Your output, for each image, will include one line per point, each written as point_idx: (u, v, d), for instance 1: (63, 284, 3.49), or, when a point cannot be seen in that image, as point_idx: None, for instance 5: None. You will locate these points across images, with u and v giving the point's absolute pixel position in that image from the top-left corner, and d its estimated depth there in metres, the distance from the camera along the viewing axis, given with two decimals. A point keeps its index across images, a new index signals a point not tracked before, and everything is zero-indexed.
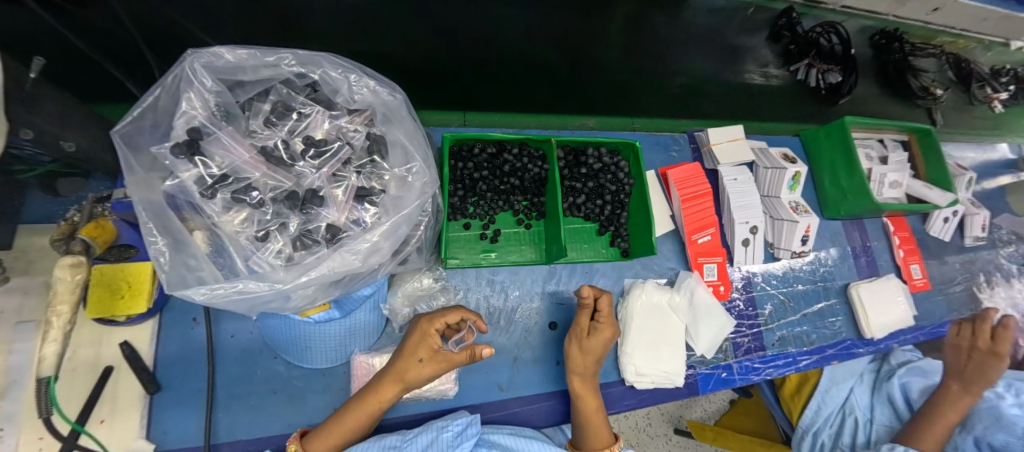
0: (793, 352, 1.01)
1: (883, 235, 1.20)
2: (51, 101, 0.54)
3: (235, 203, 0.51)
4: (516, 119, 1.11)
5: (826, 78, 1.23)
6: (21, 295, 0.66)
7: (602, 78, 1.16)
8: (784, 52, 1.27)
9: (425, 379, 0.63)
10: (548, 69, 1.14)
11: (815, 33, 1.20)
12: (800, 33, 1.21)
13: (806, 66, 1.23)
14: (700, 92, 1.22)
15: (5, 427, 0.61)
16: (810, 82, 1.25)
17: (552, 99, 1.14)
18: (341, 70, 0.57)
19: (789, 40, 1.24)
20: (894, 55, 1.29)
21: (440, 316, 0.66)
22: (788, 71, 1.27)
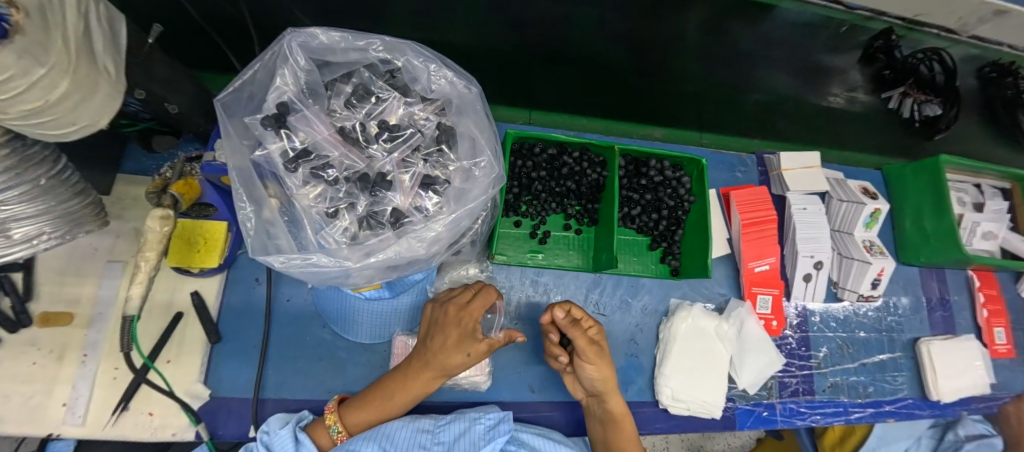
0: (845, 402, 0.94)
1: (966, 290, 1.08)
2: (162, 64, 0.58)
3: (313, 178, 0.53)
4: (576, 121, 1.26)
5: (922, 110, 1.12)
6: (114, 237, 0.74)
7: (672, 89, 1.15)
8: (877, 76, 1.11)
9: (468, 366, 0.64)
10: (615, 76, 1.12)
11: (917, 59, 1.03)
12: (898, 58, 1.02)
13: (900, 95, 1.11)
14: (772, 108, 1.22)
15: (90, 352, 0.69)
16: (903, 112, 1.15)
17: (614, 105, 1.22)
18: (423, 60, 0.58)
19: (884, 64, 1.06)
20: (1006, 91, 1.09)
21: (477, 305, 0.63)
22: (880, 97, 1.16)
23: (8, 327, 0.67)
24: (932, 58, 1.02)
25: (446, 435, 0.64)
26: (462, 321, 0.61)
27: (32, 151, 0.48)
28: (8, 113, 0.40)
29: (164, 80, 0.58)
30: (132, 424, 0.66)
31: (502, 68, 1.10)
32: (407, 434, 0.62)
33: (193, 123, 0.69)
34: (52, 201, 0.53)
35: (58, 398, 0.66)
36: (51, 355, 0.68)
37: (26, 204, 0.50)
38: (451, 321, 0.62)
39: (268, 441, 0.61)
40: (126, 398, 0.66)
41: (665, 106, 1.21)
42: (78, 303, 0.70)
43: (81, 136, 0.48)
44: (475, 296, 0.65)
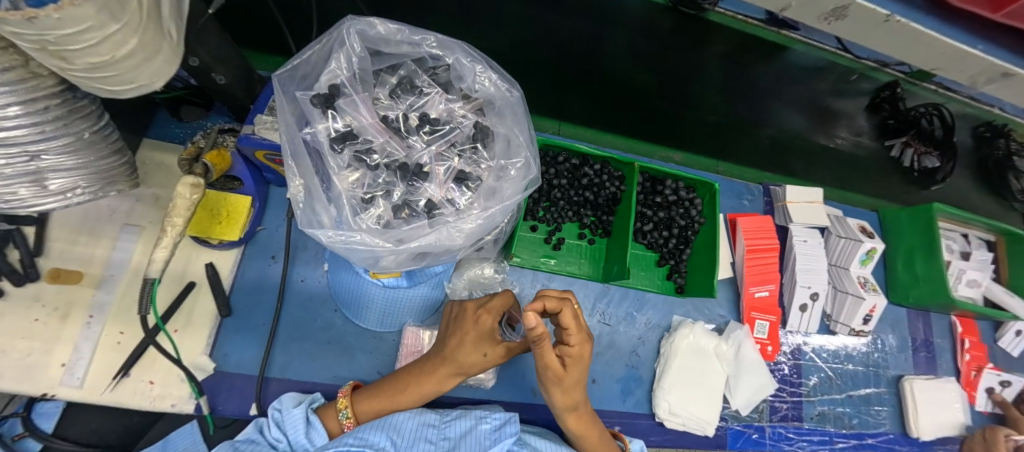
0: (830, 431, 0.97)
1: (949, 334, 1.13)
2: (216, 36, 0.59)
3: (355, 162, 0.56)
4: (606, 139, 1.19)
5: (922, 161, 1.19)
6: (133, 201, 0.73)
7: (696, 118, 1.17)
8: (881, 125, 1.21)
9: (483, 367, 0.64)
10: (644, 98, 1.14)
11: (918, 112, 1.13)
12: (901, 109, 1.14)
13: (901, 145, 1.19)
14: (788, 148, 1.23)
15: (96, 314, 0.67)
16: (903, 161, 1.22)
17: (639, 128, 1.19)
18: (471, 59, 0.59)
19: (888, 114, 1.17)
20: (997, 151, 1.19)
21: (498, 306, 0.64)
22: (882, 144, 1.23)
23: (14, 280, 0.65)
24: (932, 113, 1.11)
25: (453, 431, 0.63)
26: (481, 321, 0.62)
27: (80, 104, 0.49)
28: (74, 64, 0.40)
29: (215, 50, 0.59)
30: (130, 392, 0.65)
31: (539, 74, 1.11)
32: (412, 427, 0.61)
33: (231, 97, 0.70)
34: (90, 157, 0.53)
35: (57, 358, 0.64)
36: (54, 314, 0.66)
37: (66, 156, 0.50)
38: (469, 319, 0.63)
39: (280, 418, 0.61)
40: (128, 364, 0.65)
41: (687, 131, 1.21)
42: (88, 263, 0.69)
43: (137, 95, 0.48)
44: (498, 301, 0.64)
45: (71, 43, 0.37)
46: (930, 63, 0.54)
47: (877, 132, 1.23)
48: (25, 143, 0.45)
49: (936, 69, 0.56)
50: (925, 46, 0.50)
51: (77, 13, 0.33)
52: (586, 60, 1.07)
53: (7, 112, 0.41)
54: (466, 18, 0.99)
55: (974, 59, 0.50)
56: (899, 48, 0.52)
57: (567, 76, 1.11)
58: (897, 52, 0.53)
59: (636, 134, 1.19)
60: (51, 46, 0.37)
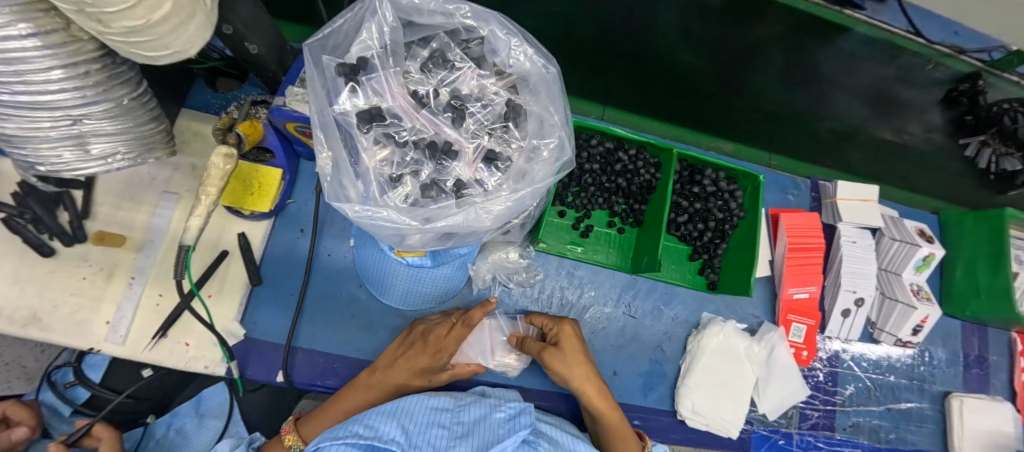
0: (863, 444, 0.92)
1: (1007, 352, 1.04)
2: (250, 5, 0.58)
3: (384, 139, 0.54)
4: None
5: (1000, 163, 1.07)
6: (172, 169, 0.75)
7: (749, 104, 1.12)
8: (958, 121, 1.10)
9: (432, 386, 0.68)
10: (694, 84, 1.08)
11: (999, 108, 1.00)
12: (980, 104, 1.03)
13: (978, 144, 1.07)
14: (852, 140, 1.14)
15: (137, 276, 0.70)
16: (978, 162, 1.10)
17: (687, 114, 1.16)
18: (506, 32, 0.56)
19: (965, 109, 1.07)
20: None
21: (445, 336, 0.64)
22: (956, 142, 1.12)
23: (65, 240, 0.68)
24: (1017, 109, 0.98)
25: (465, 416, 0.62)
26: (427, 339, 0.64)
27: (120, 70, 0.49)
28: (111, 27, 0.40)
29: (248, 19, 0.58)
30: (168, 352, 0.68)
31: (578, 50, 1.06)
32: (423, 411, 0.61)
33: (264, 68, 0.69)
34: (128, 123, 0.53)
35: (102, 316, 0.68)
36: (100, 273, 0.69)
37: (106, 121, 0.50)
38: (416, 341, 0.66)
39: None
40: (166, 325, 0.68)
41: (734, 120, 1.17)
42: (131, 228, 0.72)
43: (171, 61, 0.48)
44: (448, 330, 0.65)
45: (107, 5, 0.36)
46: None
47: (951, 128, 1.11)
48: (68, 107, 0.46)
49: None
50: None
51: None
52: (629, 40, 1.03)
53: (50, 75, 0.42)
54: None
55: None
56: None
57: (610, 59, 1.06)
58: None
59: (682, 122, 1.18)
60: (88, 8, 0.36)
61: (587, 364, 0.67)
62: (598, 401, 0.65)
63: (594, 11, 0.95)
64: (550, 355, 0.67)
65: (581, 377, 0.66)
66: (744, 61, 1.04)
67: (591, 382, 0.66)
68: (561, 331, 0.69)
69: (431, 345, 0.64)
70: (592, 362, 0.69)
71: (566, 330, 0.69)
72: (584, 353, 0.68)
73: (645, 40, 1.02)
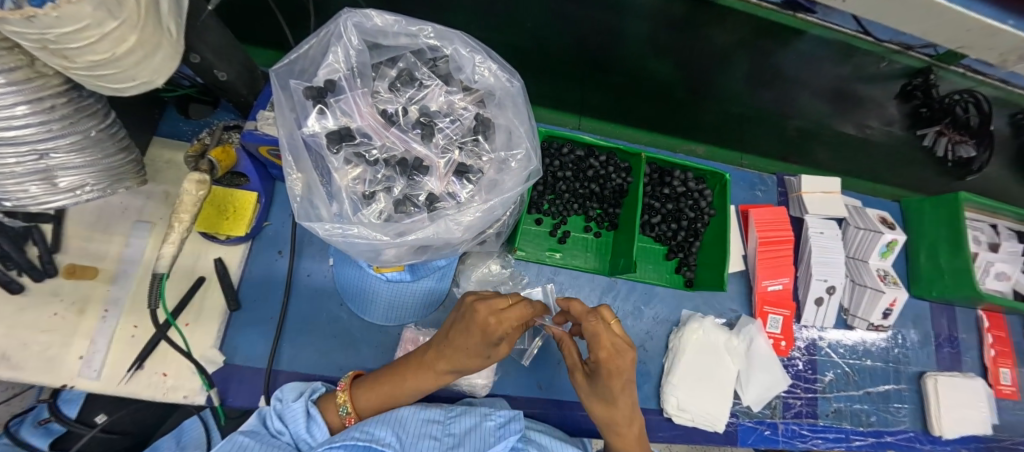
0: (847, 429, 0.94)
1: (975, 330, 1.09)
2: (216, 33, 0.59)
3: (354, 159, 0.55)
4: (626, 133, 1.12)
5: (956, 150, 1.14)
6: (144, 198, 0.75)
7: (717, 107, 1.15)
8: (914, 114, 1.17)
9: (484, 363, 0.61)
10: (664, 88, 1.12)
11: (952, 100, 1.09)
12: (934, 97, 1.10)
13: (935, 134, 1.15)
14: (816, 138, 1.19)
15: (110, 309, 0.69)
16: (936, 150, 1.18)
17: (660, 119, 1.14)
18: (470, 50, 0.59)
19: (920, 102, 1.13)
20: None
21: (502, 314, 0.54)
22: (914, 133, 1.20)
23: (34, 276, 0.67)
24: (967, 100, 1.07)
25: (457, 427, 0.63)
26: (477, 314, 0.54)
27: (87, 103, 0.50)
28: (76, 62, 0.40)
29: (216, 47, 0.59)
30: (145, 384, 0.67)
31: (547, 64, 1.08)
32: (416, 423, 0.62)
33: (235, 94, 0.70)
34: (97, 155, 0.54)
35: (75, 351, 0.66)
36: (72, 308, 0.68)
37: (74, 154, 0.50)
38: (467, 317, 0.56)
39: (281, 409, 0.60)
40: (142, 357, 0.67)
41: (709, 123, 1.16)
42: (103, 259, 0.71)
43: (138, 92, 0.49)
44: (505, 305, 0.55)
45: (70, 42, 0.37)
46: (957, 41, 0.51)
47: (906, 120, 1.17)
48: (35, 142, 0.46)
49: (963, 48, 0.53)
50: (953, 23, 0.47)
51: (75, 11, 0.33)
52: (601, 49, 1.06)
53: (14, 111, 0.42)
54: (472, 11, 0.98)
55: (1004, 35, 0.47)
56: (924, 26, 0.49)
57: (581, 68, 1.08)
58: (924, 30, 0.50)
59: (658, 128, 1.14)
60: (52, 45, 0.37)
61: (624, 405, 0.63)
62: (621, 438, 0.65)
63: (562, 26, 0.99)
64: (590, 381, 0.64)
65: (614, 415, 0.63)
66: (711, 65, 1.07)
67: (623, 420, 0.64)
68: (610, 367, 0.59)
69: (483, 324, 0.54)
70: (631, 400, 0.63)
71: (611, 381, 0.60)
72: (624, 395, 0.62)
73: (618, 47, 1.06)
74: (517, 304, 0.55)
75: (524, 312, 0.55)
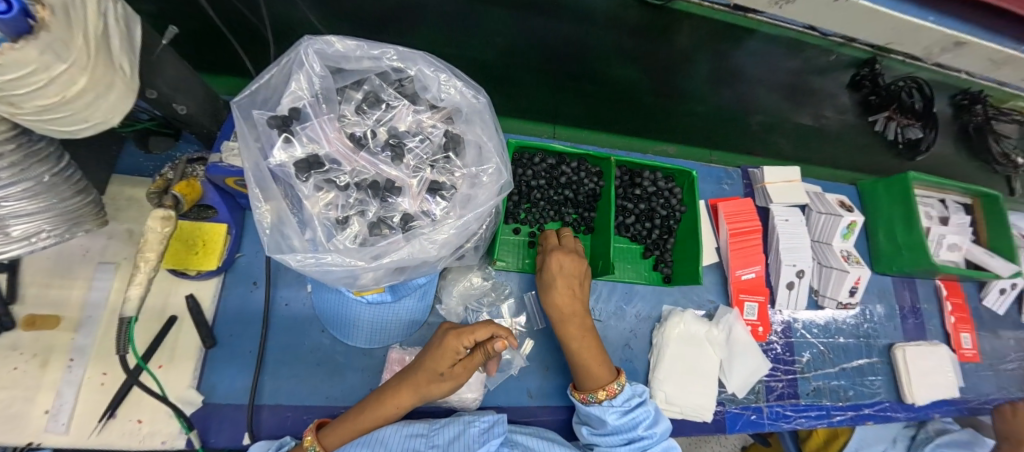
0: (827, 405, 0.98)
1: (936, 299, 1.15)
2: (172, 67, 0.58)
3: (325, 185, 0.55)
4: (598, 138, 1.25)
5: (905, 133, 1.21)
6: (106, 239, 0.72)
7: (684, 108, 1.22)
8: (864, 102, 1.22)
9: (443, 391, 0.63)
10: (632, 96, 1.18)
11: (898, 86, 1.14)
12: (882, 85, 1.14)
13: (884, 119, 1.22)
14: (779, 130, 1.29)
15: (76, 358, 0.66)
16: (887, 134, 1.25)
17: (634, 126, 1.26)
18: (434, 69, 0.60)
19: (869, 90, 1.18)
20: (976, 118, 1.25)
21: (471, 331, 0.61)
22: (865, 120, 1.26)
23: None
24: (910, 86, 1.14)
25: (440, 438, 0.64)
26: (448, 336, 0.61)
27: (37, 146, 0.48)
28: (22, 107, 0.39)
29: (173, 81, 0.58)
30: (118, 433, 0.64)
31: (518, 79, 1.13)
32: (399, 439, 0.63)
33: (197, 125, 0.69)
34: (53, 199, 0.52)
35: (40, 406, 0.63)
36: (34, 360, 0.64)
37: (26, 201, 0.48)
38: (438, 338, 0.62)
39: None
40: (114, 405, 0.64)
41: (677, 124, 1.25)
42: (63, 306, 0.68)
43: (93, 133, 0.48)
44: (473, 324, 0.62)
45: (15, 88, 0.36)
46: None
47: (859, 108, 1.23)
48: None
49: None
50: None
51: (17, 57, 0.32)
52: (571, 56, 1.06)
53: None
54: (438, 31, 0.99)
55: None
56: None
57: (556, 78, 1.12)
58: None
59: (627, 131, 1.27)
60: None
61: (567, 296, 0.73)
62: (571, 332, 0.72)
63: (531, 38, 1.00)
64: (541, 281, 0.77)
65: (560, 306, 0.73)
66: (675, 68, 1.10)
67: (570, 311, 0.73)
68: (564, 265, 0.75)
69: (450, 342, 0.60)
70: (575, 295, 0.74)
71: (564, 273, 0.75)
72: (568, 288, 0.74)
73: (585, 57, 1.07)
74: (484, 323, 0.63)
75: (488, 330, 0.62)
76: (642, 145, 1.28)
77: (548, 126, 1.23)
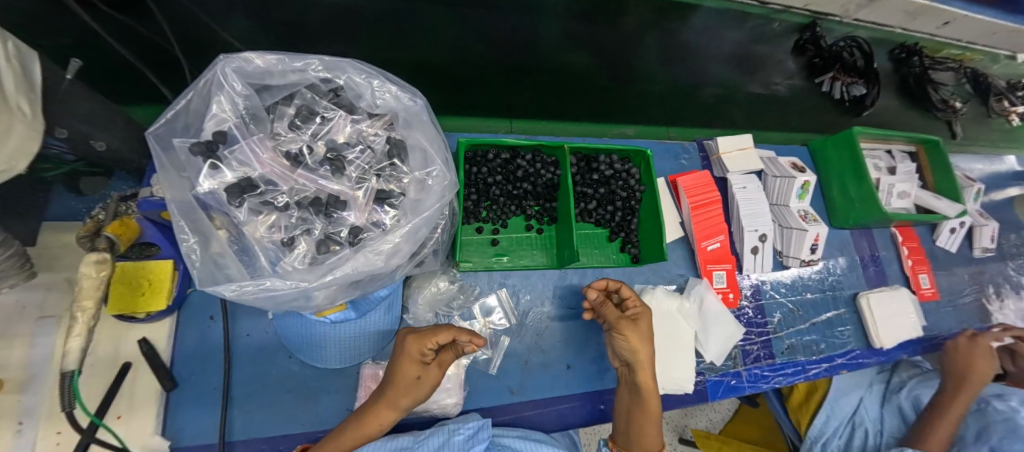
0: (802, 361, 1.01)
1: (892, 245, 1.20)
2: (83, 102, 0.55)
3: (263, 208, 0.53)
4: (559, 127, 1.09)
5: (850, 91, 1.23)
6: (44, 291, 0.68)
7: (639, 89, 1.18)
8: (809, 64, 1.27)
9: (421, 396, 0.62)
10: (588, 80, 1.14)
11: (839, 47, 1.21)
12: (824, 47, 1.21)
13: (830, 79, 1.24)
14: (732, 102, 1.26)
15: (25, 420, 0.62)
16: (834, 95, 1.26)
17: (595, 109, 1.14)
18: (365, 76, 0.58)
19: (813, 53, 1.24)
20: (914, 68, 1.31)
21: (433, 333, 0.61)
22: (812, 82, 1.29)
23: None
24: (851, 45, 1.22)
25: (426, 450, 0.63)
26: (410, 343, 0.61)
27: None
28: None
29: (86, 117, 0.55)
30: None
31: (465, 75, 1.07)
32: None
33: (126, 160, 0.66)
34: None
35: None
36: None
37: None
38: (401, 348, 0.61)
39: None
40: None
41: (638, 107, 1.17)
42: (4, 367, 0.64)
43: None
44: (433, 328, 0.62)
45: None
46: None
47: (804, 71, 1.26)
48: None
49: None
50: None
51: None
52: (512, 54, 1.09)
53: None
54: None
55: None
56: None
57: (507, 70, 1.09)
58: None
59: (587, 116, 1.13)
60: None
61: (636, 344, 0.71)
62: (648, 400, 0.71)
63: None
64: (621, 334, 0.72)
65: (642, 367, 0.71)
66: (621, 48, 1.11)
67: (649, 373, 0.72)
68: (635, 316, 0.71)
69: (415, 348, 0.61)
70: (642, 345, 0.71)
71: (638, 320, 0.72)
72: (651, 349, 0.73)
73: (531, 52, 1.11)
74: (444, 328, 0.63)
75: (450, 334, 0.62)
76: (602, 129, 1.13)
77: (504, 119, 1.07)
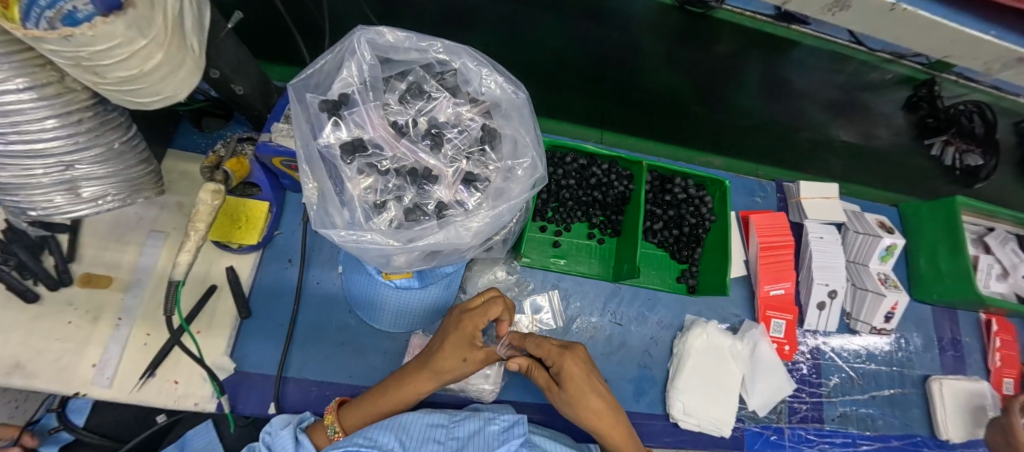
0: (853, 434, 0.94)
1: (979, 333, 1.09)
2: (233, 49, 0.61)
3: (366, 169, 0.57)
4: (647, 145, 1.26)
5: (963, 159, 1.13)
6: (159, 208, 0.77)
7: (737, 120, 1.17)
8: (920, 124, 1.11)
9: (464, 373, 0.65)
10: (679, 103, 1.14)
11: (959, 110, 1.03)
12: (941, 107, 1.03)
13: (941, 143, 1.11)
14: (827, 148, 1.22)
15: (123, 317, 0.70)
16: (943, 159, 1.16)
17: (684, 133, 1.24)
18: (477, 63, 0.61)
19: (925, 112, 1.07)
20: None
21: (484, 313, 0.61)
22: (921, 143, 1.17)
23: (49, 285, 0.68)
24: (972, 110, 1.03)
25: (461, 431, 0.65)
26: (462, 325, 0.61)
27: (111, 116, 0.52)
28: (106, 78, 0.42)
29: (233, 64, 0.62)
30: (155, 392, 0.68)
31: (570, 77, 1.10)
32: (420, 427, 0.63)
33: (251, 107, 0.73)
34: (119, 166, 0.55)
35: (89, 359, 0.67)
36: (86, 316, 0.69)
37: (98, 165, 0.52)
38: (452, 326, 0.62)
39: (270, 440, 0.62)
40: (153, 364, 0.68)
41: (721, 133, 1.21)
42: (117, 268, 0.72)
43: (162, 106, 0.51)
44: (483, 308, 0.62)
45: (103, 58, 0.39)
46: (944, 51, 0.55)
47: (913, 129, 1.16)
48: (60, 154, 0.48)
49: (948, 57, 0.56)
50: (931, 32, 0.51)
51: (109, 30, 0.35)
52: (614, 64, 1.04)
53: (45, 125, 0.45)
54: (485, 31, 0.99)
55: (987, 45, 0.51)
56: (911, 38, 0.53)
57: (603, 80, 1.09)
58: (904, 40, 0.54)
59: (676, 140, 1.26)
60: (85, 62, 0.39)
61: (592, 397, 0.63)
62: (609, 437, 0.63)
63: (576, 46, 1.00)
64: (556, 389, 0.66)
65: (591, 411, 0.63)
66: (722, 79, 1.05)
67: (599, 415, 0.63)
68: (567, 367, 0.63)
69: (466, 332, 0.60)
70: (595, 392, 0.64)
71: (569, 365, 0.63)
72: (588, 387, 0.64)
73: (631, 64, 1.04)
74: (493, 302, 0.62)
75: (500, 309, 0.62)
76: (687, 157, 1.27)
77: (597, 130, 1.25)
